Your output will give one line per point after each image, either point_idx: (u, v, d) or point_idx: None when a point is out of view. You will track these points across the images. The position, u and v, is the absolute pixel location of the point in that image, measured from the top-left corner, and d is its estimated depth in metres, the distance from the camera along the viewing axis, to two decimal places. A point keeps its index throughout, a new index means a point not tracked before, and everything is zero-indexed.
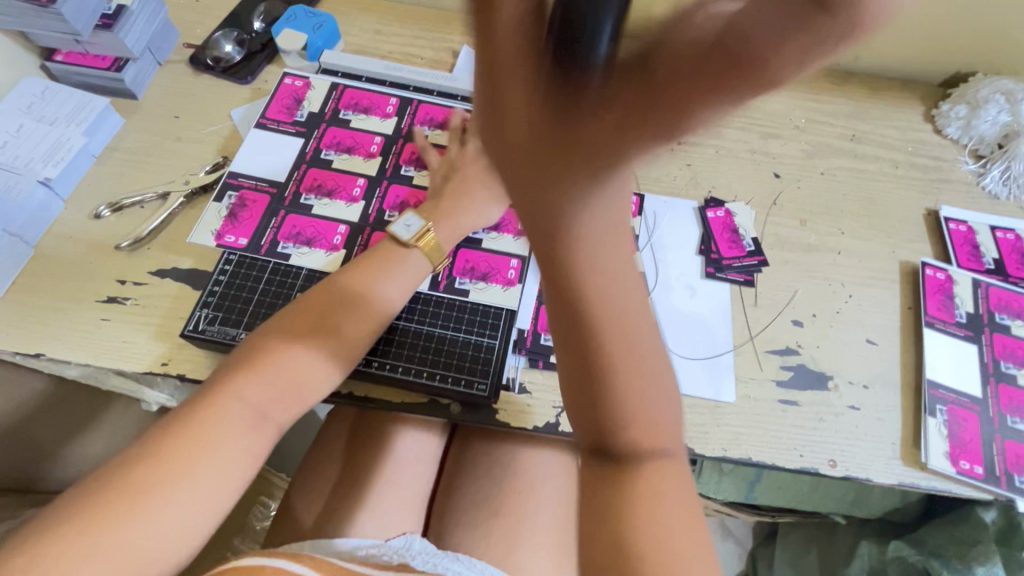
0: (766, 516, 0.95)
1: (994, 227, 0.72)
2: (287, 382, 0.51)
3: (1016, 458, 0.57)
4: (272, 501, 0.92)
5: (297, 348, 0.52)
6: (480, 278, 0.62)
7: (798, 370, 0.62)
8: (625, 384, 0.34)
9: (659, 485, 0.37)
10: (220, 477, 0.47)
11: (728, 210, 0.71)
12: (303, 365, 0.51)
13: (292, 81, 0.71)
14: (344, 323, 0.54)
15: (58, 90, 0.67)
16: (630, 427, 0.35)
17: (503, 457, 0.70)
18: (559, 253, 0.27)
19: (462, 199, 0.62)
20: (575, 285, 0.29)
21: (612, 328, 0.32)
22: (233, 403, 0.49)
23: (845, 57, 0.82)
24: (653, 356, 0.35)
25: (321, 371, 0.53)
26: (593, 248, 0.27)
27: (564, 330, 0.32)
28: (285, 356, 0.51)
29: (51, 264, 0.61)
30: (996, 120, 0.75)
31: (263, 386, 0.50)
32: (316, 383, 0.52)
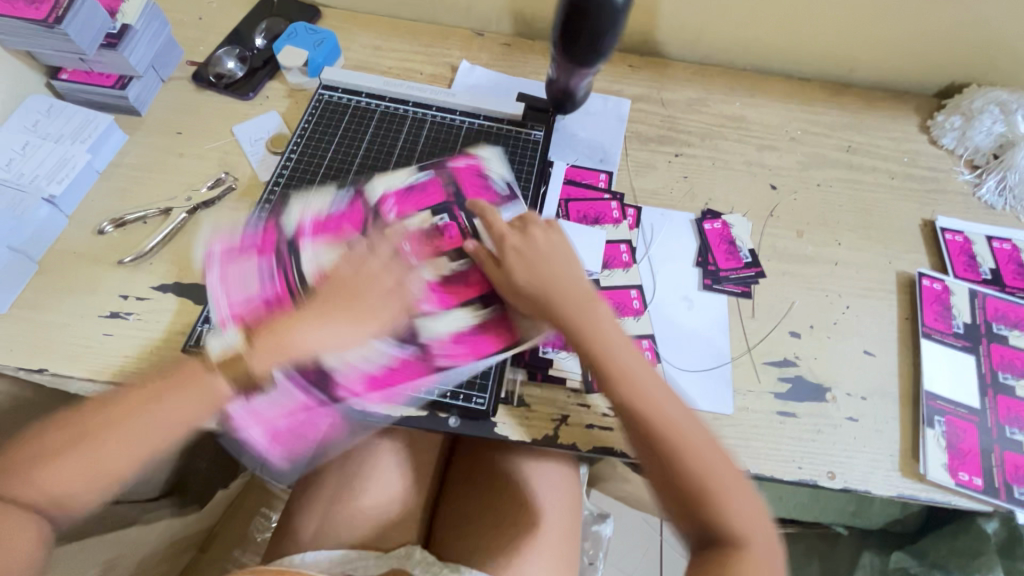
0: (767, 527, 0.95)
1: (990, 237, 0.72)
2: (87, 463, 0.47)
3: (1015, 469, 0.57)
4: (274, 512, 0.93)
5: (105, 430, 0.48)
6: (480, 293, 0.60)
7: (796, 382, 0.62)
8: (689, 468, 0.48)
9: (750, 541, 0.47)
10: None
11: (725, 222, 0.71)
12: (106, 454, 0.47)
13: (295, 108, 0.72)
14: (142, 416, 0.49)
15: (64, 108, 0.68)
16: (729, 517, 0.47)
17: (502, 469, 0.70)
18: (631, 395, 0.51)
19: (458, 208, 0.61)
20: (631, 396, 0.51)
21: (654, 415, 0.50)
22: (29, 482, 0.46)
23: (840, 69, 0.83)
24: (702, 445, 0.49)
25: (132, 459, 0.48)
26: (631, 367, 0.52)
27: (630, 428, 0.51)
28: (86, 436, 0.48)
29: (55, 279, 0.61)
30: (991, 131, 0.76)
31: (70, 464, 0.47)
32: (126, 467, 0.48)
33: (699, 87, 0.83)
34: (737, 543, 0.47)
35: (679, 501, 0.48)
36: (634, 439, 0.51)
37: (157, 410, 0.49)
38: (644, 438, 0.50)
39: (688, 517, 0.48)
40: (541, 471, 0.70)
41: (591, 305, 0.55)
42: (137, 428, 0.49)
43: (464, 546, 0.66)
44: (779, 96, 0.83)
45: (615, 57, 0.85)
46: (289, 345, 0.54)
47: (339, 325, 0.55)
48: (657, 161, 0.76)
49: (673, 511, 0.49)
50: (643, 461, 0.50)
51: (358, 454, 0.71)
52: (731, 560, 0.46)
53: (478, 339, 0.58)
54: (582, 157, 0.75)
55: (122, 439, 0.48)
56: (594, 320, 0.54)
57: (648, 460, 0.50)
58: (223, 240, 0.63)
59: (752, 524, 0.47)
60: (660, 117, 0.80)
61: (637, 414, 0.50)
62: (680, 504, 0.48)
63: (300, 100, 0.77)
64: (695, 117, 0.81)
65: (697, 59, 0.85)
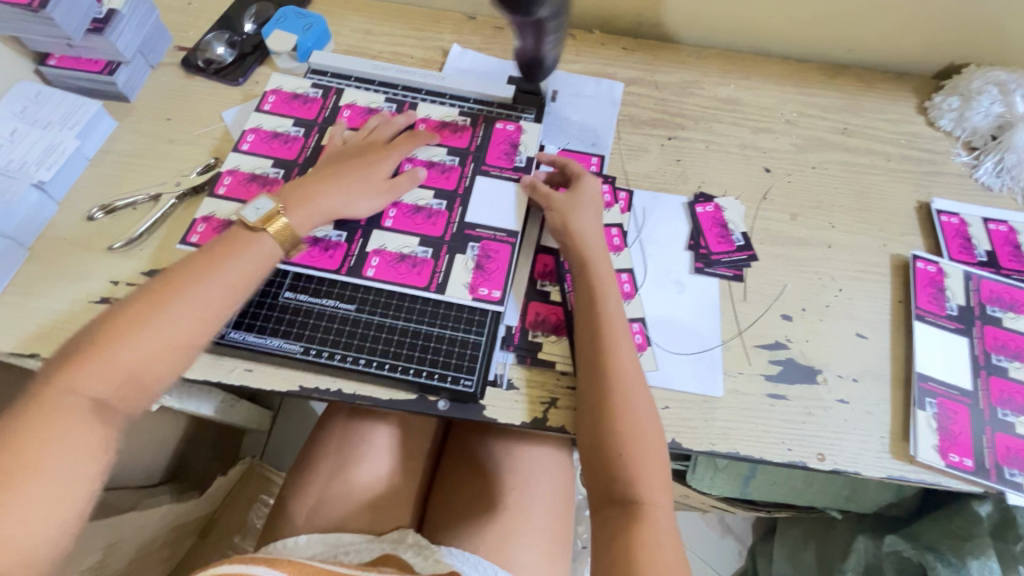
0: (762, 512, 0.95)
1: (987, 219, 0.72)
2: (124, 367, 0.46)
3: (1006, 450, 0.57)
4: (271, 498, 0.93)
5: (138, 331, 0.47)
6: (479, 263, 0.61)
7: (787, 364, 0.62)
8: (619, 426, 0.52)
9: (656, 515, 0.49)
10: (64, 479, 0.42)
11: (717, 205, 0.71)
12: (141, 358, 0.46)
13: (284, 89, 0.70)
14: (179, 307, 0.49)
15: (52, 94, 0.68)
16: (639, 482, 0.50)
17: (495, 454, 0.70)
18: (603, 353, 0.54)
19: None
20: (607, 353, 0.54)
21: (617, 374, 0.53)
22: (64, 397, 0.43)
23: (837, 50, 0.82)
24: (642, 412, 0.53)
25: (171, 352, 0.48)
26: (615, 329, 0.55)
27: (588, 378, 0.54)
28: (119, 341, 0.46)
29: (46, 265, 0.62)
30: (988, 112, 0.75)
31: (101, 376, 0.45)
32: (164, 367, 0.48)
33: (694, 70, 0.82)
34: (636, 507, 0.50)
35: (601, 450, 0.52)
36: (585, 390, 0.54)
37: (198, 295, 0.50)
38: (598, 391, 0.53)
39: (606, 470, 0.52)
40: (533, 455, 0.70)
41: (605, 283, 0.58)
42: (178, 319, 0.48)
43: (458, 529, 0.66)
44: (774, 79, 0.82)
45: (608, 39, 0.84)
46: (313, 201, 0.58)
47: (352, 193, 0.60)
48: (650, 145, 0.75)
49: (593, 460, 0.53)
50: (585, 410, 0.54)
51: (351, 439, 0.71)
52: (625, 524, 0.49)
53: (488, 277, 0.61)
54: (574, 141, 0.74)
55: (163, 335, 0.47)
56: (598, 287, 0.57)
57: (589, 409, 0.53)
58: (238, 166, 0.64)
59: (657, 496, 0.50)
60: (654, 100, 0.79)
61: (602, 370, 0.54)
62: (603, 454, 0.52)
63: None
64: (689, 100, 0.80)
65: (691, 41, 0.84)
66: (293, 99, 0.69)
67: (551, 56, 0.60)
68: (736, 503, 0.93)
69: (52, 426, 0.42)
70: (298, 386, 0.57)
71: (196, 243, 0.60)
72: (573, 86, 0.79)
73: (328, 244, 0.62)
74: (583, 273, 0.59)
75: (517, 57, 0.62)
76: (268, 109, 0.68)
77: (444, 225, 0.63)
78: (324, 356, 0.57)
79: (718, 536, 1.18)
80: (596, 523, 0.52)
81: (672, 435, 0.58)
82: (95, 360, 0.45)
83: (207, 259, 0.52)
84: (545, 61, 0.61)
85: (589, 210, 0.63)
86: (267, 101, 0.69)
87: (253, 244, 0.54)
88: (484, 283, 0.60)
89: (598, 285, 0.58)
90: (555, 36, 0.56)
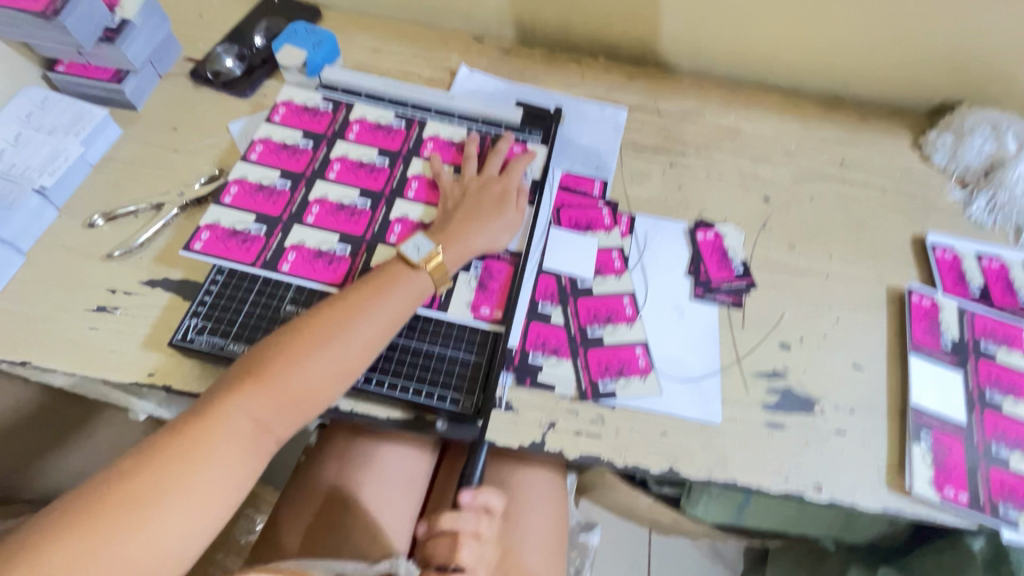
0: (755, 540, 0.94)
1: (980, 254, 0.73)
2: (291, 394, 0.50)
3: (1001, 486, 0.57)
4: (258, 514, 0.91)
5: (307, 359, 0.50)
6: (480, 282, 0.62)
7: (785, 393, 0.62)
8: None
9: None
10: (215, 496, 0.45)
11: (718, 232, 0.72)
12: (269, 402, 0.49)
13: (293, 103, 0.70)
14: (350, 340, 0.52)
15: (59, 101, 0.68)
16: None
17: (490, 477, 0.69)
18: None
19: (477, 220, 0.62)
20: None
21: None
22: (227, 422, 0.47)
23: (835, 85, 0.84)
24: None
25: (333, 383, 0.51)
26: None
27: None
28: (292, 368, 0.50)
29: (42, 271, 0.61)
30: (982, 150, 0.77)
31: (267, 401, 0.49)
32: (329, 393, 0.51)
33: (696, 99, 0.84)
34: None
35: None
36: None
37: (366, 327, 0.53)
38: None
39: None
40: (525, 479, 0.69)
41: None
42: (319, 367, 0.51)
43: None
44: (774, 110, 0.84)
45: (613, 66, 0.86)
46: (464, 239, 0.61)
47: (497, 227, 0.63)
48: (652, 170, 0.76)
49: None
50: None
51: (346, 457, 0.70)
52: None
53: (493, 296, 0.62)
54: (578, 165, 0.75)
55: (326, 366, 0.51)
56: None
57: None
58: (246, 176, 0.64)
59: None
60: (656, 126, 0.81)
61: None
62: None
63: None
64: (690, 128, 0.81)
65: (694, 70, 0.86)
66: (303, 111, 0.70)
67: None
68: (729, 530, 0.92)
69: (193, 470, 0.44)
70: None
71: (201, 250, 0.60)
72: (579, 111, 0.80)
73: (333, 256, 0.61)
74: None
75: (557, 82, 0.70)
76: (278, 120, 0.69)
77: None
78: None
79: (710, 562, 1.17)
80: None
81: (671, 462, 0.58)
82: (268, 388, 0.49)
83: (374, 290, 0.55)
84: None
85: None
86: (277, 113, 0.69)
87: (414, 281, 0.57)
88: (485, 302, 0.61)
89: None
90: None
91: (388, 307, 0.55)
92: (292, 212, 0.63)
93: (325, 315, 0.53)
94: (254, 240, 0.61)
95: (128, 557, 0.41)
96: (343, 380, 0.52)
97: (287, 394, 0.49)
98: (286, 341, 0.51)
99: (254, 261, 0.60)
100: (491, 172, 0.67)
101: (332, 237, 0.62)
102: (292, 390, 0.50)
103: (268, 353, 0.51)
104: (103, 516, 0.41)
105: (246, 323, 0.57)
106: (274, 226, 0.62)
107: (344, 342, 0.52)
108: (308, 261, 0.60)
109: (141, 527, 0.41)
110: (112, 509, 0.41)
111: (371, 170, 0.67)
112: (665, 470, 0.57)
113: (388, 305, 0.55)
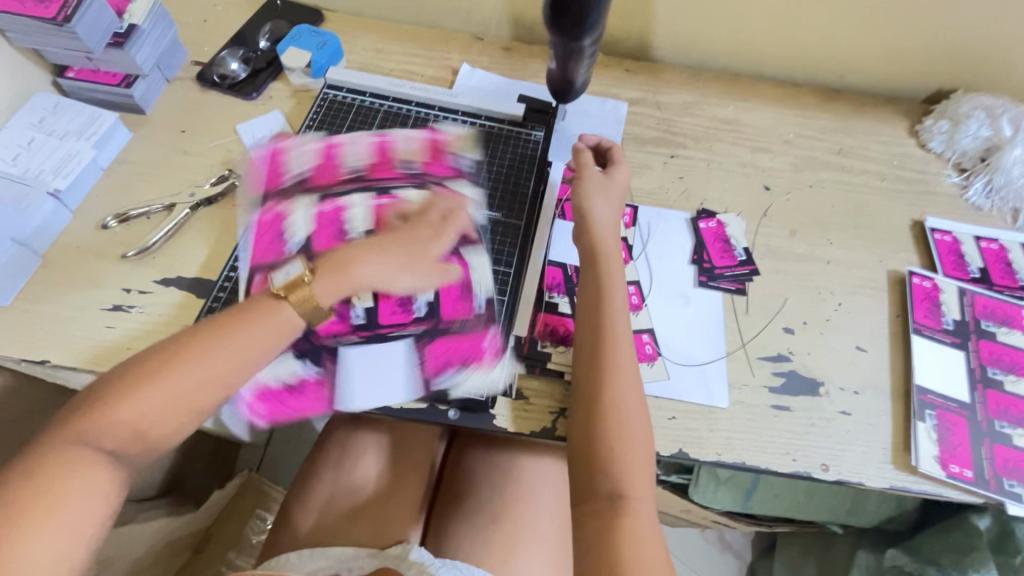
0: (763, 526, 0.94)
1: (979, 237, 0.74)
2: (163, 404, 0.45)
3: (1005, 462, 0.58)
4: (267, 514, 1.01)
5: (149, 386, 0.45)
6: (425, 335, 0.61)
7: (789, 376, 0.63)
8: (606, 398, 0.54)
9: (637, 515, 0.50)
10: (74, 525, 0.40)
11: (719, 221, 0.73)
12: (142, 410, 0.44)
13: (337, 117, 0.73)
14: (225, 347, 0.49)
15: (69, 106, 0.69)
16: (624, 472, 0.52)
17: (499, 467, 0.71)
18: (605, 334, 0.56)
19: (387, 254, 0.58)
20: (607, 326, 0.56)
21: (614, 355, 0.55)
22: (86, 439, 0.43)
23: (832, 75, 0.85)
24: (631, 402, 0.54)
25: (206, 395, 0.47)
26: (615, 310, 0.57)
27: (587, 367, 0.56)
28: (131, 398, 0.44)
29: (57, 272, 0.62)
30: (977, 135, 0.78)
31: (136, 413, 0.44)
32: (181, 423, 0.47)
33: (694, 91, 0.85)
34: (621, 501, 0.51)
35: (589, 445, 0.53)
36: (581, 382, 0.55)
37: (245, 336, 0.50)
38: (587, 339, 0.57)
39: (592, 462, 0.53)
40: (533, 467, 0.70)
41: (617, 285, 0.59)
42: (194, 373, 0.47)
43: (465, 540, 0.66)
44: (772, 101, 0.85)
45: (611, 61, 0.87)
46: (352, 268, 0.56)
47: (411, 267, 0.59)
48: (653, 162, 0.78)
49: (577, 459, 0.54)
50: (579, 404, 0.55)
51: (357, 451, 0.72)
52: (607, 520, 0.50)
53: (440, 352, 0.60)
54: None
55: (169, 395, 0.46)
56: (605, 287, 0.59)
57: (585, 401, 0.55)
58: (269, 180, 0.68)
59: (642, 490, 0.52)
60: (656, 119, 0.82)
61: (600, 345, 0.56)
62: (594, 446, 0.53)
63: (303, 101, 0.78)
64: (690, 120, 0.82)
65: (693, 63, 0.87)
66: (346, 127, 0.72)
67: (580, 78, 0.67)
68: (738, 516, 0.93)
69: (54, 494, 0.40)
70: (308, 394, 0.58)
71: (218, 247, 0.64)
72: (579, 105, 0.81)
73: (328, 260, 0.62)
74: (586, 232, 0.62)
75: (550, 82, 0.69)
76: (320, 129, 0.72)
77: (405, 318, 0.61)
78: None
79: (719, 552, 1.18)
80: (580, 514, 0.52)
81: (679, 445, 0.59)
82: (133, 395, 0.45)
83: (261, 302, 0.52)
84: (575, 80, 0.67)
85: (604, 194, 0.65)
86: (331, 121, 0.73)
87: (276, 311, 0.52)
88: (430, 365, 0.59)
89: (597, 232, 0.62)
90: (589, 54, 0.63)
91: (275, 317, 0.52)
92: (302, 221, 0.65)
93: (207, 325, 0.50)
94: (266, 244, 0.64)
95: None
96: (219, 390, 0.48)
97: (159, 401, 0.45)
98: (159, 350, 0.47)
99: (257, 264, 0.62)
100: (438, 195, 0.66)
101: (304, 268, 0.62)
102: (163, 395, 0.45)
103: (142, 358, 0.47)
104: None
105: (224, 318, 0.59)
106: (285, 233, 0.64)
107: (223, 346, 0.49)
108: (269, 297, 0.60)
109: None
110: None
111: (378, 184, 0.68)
112: (673, 453, 0.58)
113: (274, 315, 0.52)
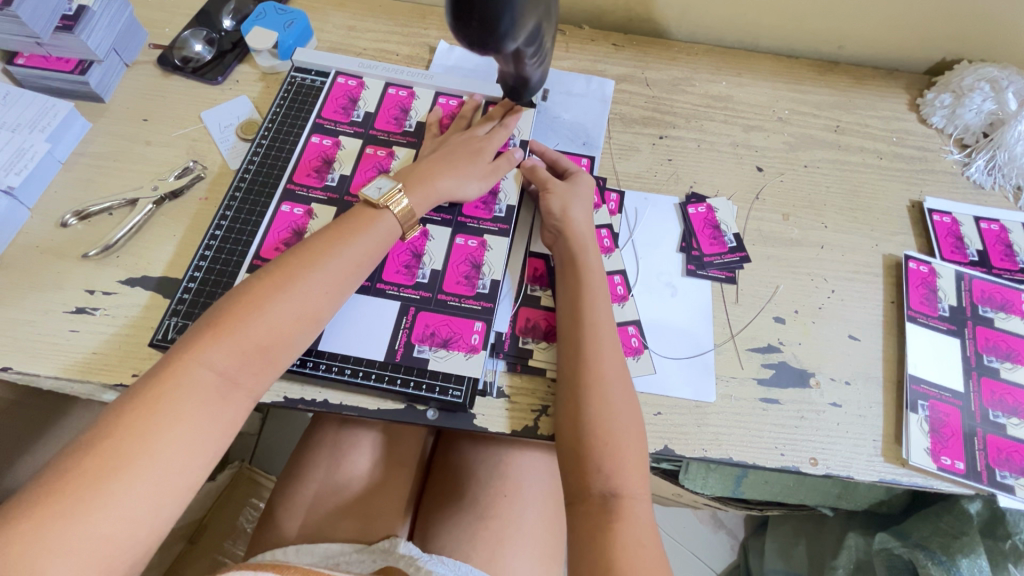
0: (754, 509, 0.94)
1: (979, 218, 0.71)
2: (257, 343, 0.47)
3: (998, 452, 0.57)
4: (261, 502, 0.99)
5: (268, 304, 0.48)
6: (467, 286, 0.59)
7: (780, 367, 0.61)
8: (592, 391, 0.52)
9: (633, 511, 0.48)
10: (188, 454, 0.43)
11: (709, 206, 0.70)
12: (246, 342, 0.47)
13: (344, 81, 0.70)
14: (314, 281, 0.51)
15: (21, 95, 0.65)
16: (617, 474, 0.50)
17: (486, 460, 0.69)
18: (584, 330, 0.55)
19: (450, 166, 0.61)
20: (586, 319, 0.55)
21: (593, 347, 0.54)
22: (194, 370, 0.45)
23: (830, 46, 0.81)
24: (617, 396, 0.53)
25: (299, 328, 0.50)
26: (596, 302, 0.56)
27: (569, 364, 0.54)
28: (253, 316, 0.47)
29: (16, 273, 0.59)
30: (980, 109, 0.74)
31: (230, 350, 0.46)
32: (294, 341, 0.50)
33: (685, 67, 0.81)
34: (615, 500, 0.49)
35: (576, 447, 0.51)
36: (564, 383, 0.54)
37: (331, 268, 0.52)
38: (567, 335, 0.55)
39: (579, 465, 0.51)
40: (521, 460, 0.69)
41: (597, 275, 0.58)
42: (287, 309, 0.49)
43: (454, 536, 0.65)
44: (766, 75, 0.81)
45: (598, 35, 0.82)
46: (430, 179, 0.60)
47: (467, 174, 0.61)
48: (641, 144, 0.74)
49: (567, 459, 0.52)
50: (564, 400, 0.54)
51: (341, 445, 0.69)
52: (600, 522, 0.48)
53: (457, 317, 0.58)
54: (564, 142, 0.73)
55: (288, 312, 0.49)
56: (584, 279, 0.57)
57: (570, 397, 0.53)
58: (264, 148, 0.66)
59: (636, 487, 0.50)
60: (644, 98, 0.78)
61: (581, 340, 0.54)
62: (580, 446, 0.51)
63: (272, 85, 0.74)
64: (680, 98, 0.78)
65: (684, 36, 0.82)
66: (349, 91, 0.69)
67: (535, 73, 0.56)
68: (728, 500, 0.93)
69: (169, 426, 0.42)
70: (283, 397, 0.56)
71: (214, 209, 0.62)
72: (563, 84, 0.77)
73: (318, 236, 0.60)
74: (560, 227, 0.60)
75: (502, 78, 0.59)
76: (326, 91, 0.69)
77: (437, 280, 0.60)
78: (306, 367, 0.55)
79: (711, 531, 1.19)
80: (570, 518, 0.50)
81: (664, 441, 0.57)
82: (230, 338, 0.46)
83: (339, 235, 0.54)
84: (530, 78, 0.57)
85: (581, 197, 0.62)
86: (335, 82, 0.70)
87: (377, 222, 0.56)
88: (468, 332, 0.57)
89: (572, 231, 0.60)
90: (536, 57, 0.53)
91: (357, 247, 0.54)
92: (295, 190, 0.63)
93: (291, 261, 0.51)
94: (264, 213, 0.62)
95: (96, 533, 0.38)
96: (307, 327, 0.50)
97: (260, 337, 0.47)
98: (253, 286, 0.49)
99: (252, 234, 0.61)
100: (479, 130, 0.66)
101: (328, 210, 0.62)
102: (266, 329, 0.48)
103: (239, 295, 0.49)
104: (77, 486, 0.39)
105: (256, 233, 0.61)
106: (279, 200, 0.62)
107: (311, 281, 0.51)
108: (299, 227, 0.61)
109: (92, 518, 0.38)
110: (97, 464, 0.39)
111: (370, 156, 0.65)
112: (659, 450, 0.57)
113: (355, 246, 0.54)
